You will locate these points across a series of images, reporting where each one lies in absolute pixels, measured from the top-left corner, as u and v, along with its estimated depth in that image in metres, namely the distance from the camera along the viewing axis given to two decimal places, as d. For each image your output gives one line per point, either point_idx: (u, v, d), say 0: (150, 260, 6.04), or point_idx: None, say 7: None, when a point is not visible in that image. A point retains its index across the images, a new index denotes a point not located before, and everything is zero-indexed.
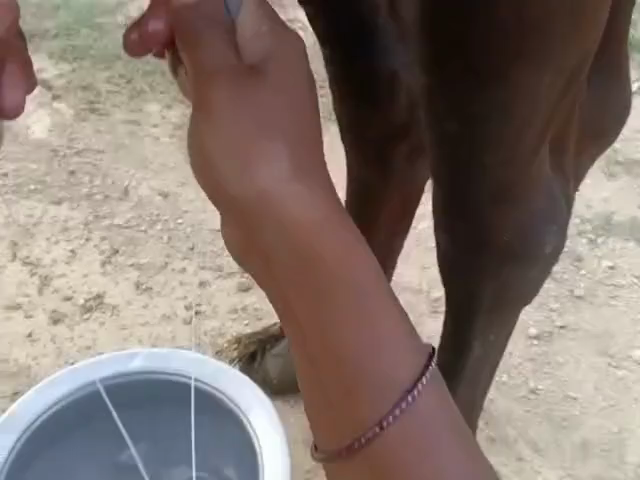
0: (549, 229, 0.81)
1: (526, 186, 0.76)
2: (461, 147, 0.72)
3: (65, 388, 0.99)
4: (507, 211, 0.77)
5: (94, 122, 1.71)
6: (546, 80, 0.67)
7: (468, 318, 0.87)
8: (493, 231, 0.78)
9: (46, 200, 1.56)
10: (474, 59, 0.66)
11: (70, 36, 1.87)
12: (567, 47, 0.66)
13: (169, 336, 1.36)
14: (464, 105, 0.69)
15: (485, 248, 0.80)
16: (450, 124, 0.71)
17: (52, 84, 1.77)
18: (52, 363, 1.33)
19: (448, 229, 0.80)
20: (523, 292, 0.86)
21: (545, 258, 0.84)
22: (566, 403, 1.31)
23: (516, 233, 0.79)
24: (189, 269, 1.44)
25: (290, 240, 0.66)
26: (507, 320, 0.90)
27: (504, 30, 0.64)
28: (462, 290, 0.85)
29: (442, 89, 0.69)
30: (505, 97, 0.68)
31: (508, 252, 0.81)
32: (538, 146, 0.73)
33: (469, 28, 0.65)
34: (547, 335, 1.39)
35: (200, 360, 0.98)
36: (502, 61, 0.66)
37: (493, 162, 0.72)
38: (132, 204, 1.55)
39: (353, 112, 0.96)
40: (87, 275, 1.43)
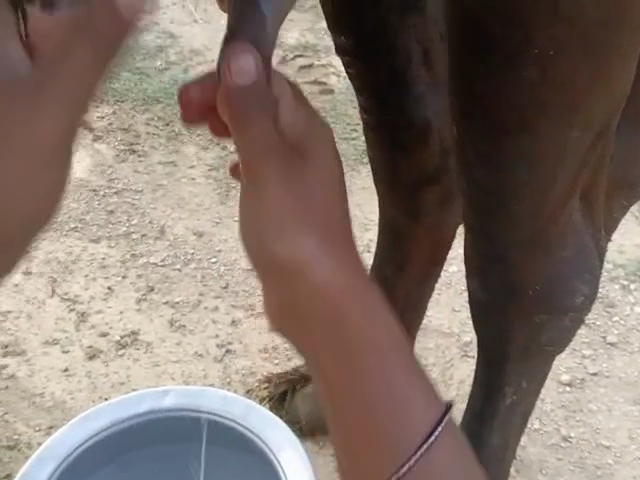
0: (581, 279, 0.82)
1: (556, 235, 0.77)
2: (490, 198, 0.74)
3: (99, 423, 0.99)
4: (538, 261, 0.78)
5: (133, 162, 1.76)
6: (575, 133, 0.69)
7: (500, 364, 0.88)
8: (524, 281, 0.80)
9: (85, 237, 1.61)
10: (502, 114, 0.68)
11: (113, 80, 1.95)
12: (593, 102, 0.67)
13: (201, 374, 1.37)
14: (492, 155, 0.71)
15: (516, 296, 0.81)
16: (480, 174, 0.73)
17: (94, 126, 1.84)
18: (87, 397, 1.36)
19: (480, 277, 0.82)
20: (555, 342, 0.87)
21: (577, 308, 0.84)
22: (599, 452, 1.29)
23: (547, 282, 0.80)
24: (221, 308, 1.47)
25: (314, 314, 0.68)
26: (539, 369, 0.90)
27: (529, 86, 0.66)
28: (494, 336, 0.86)
29: (472, 138, 0.72)
30: (532, 148, 0.69)
31: (539, 300, 0.82)
32: (566, 198, 0.75)
33: (499, 85, 0.66)
34: (579, 382, 1.37)
35: (234, 399, 0.99)
36: (530, 119, 0.67)
37: (521, 210, 0.74)
38: (168, 243, 1.59)
39: (387, 158, 0.99)
40: (123, 312, 1.46)
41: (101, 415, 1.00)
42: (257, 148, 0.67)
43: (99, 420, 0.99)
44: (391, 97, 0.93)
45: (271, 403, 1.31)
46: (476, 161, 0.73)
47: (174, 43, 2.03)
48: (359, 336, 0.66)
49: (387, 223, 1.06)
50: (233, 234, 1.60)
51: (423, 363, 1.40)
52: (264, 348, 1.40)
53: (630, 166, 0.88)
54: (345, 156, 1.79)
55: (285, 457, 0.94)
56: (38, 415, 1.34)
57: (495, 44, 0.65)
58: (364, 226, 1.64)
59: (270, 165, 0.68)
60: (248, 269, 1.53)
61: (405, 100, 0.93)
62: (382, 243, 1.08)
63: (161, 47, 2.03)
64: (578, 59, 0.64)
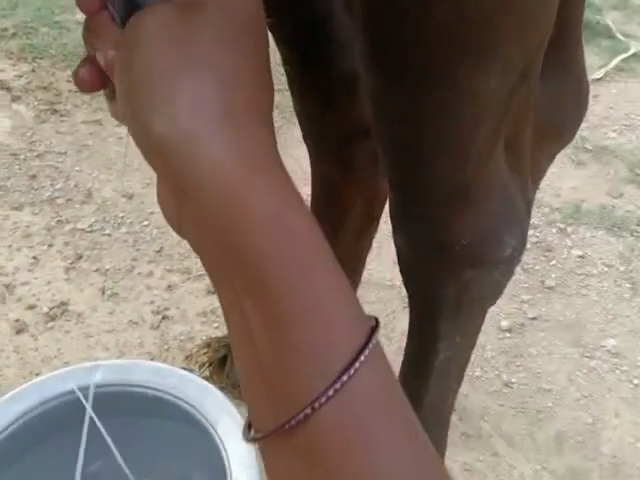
0: (509, 231, 0.79)
1: (482, 187, 0.74)
2: (409, 152, 0.70)
3: (29, 402, 0.94)
4: (463, 217, 0.75)
5: (54, 123, 1.66)
6: (492, 80, 0.65)
7: (432, 319, 0.86)
8: (450, 235, 0.76)
9: (6, 206, 1.51)
10: (415, 57, 0.63)
11: (29, 34, 1.83)
12: (510, 46, 0.64)
13: (137, 342, 1.32)
14: (409, 105, 0.66)
15: (443, 250, 0.78)
16: (398, 126, 0.69)
17: (11, 85, 1.73)
18: (16, 374, 1.29)
19: (407, 232, 0.78)
20: (486, 296, 0.85)
21: (506, 261, 0.82)
22: (539, 395, 1.31)
23: (474, 237, 0.77)
24: (155, 273, 1.41)
25: (223, 198, 0.49)
26: (471, 323, 0.88)
27: (447, 26, 0.61)
28: (424, 292, 0.83)
29: (389, 89, 0.67)
30: (449, 94, 0.65)
31: (467, 255, 0.79)
32: (491, 148, 0.71)
33: (409, 28, 0.62)
34: (519, 327, 1.38)
35: (164, 370, 0.95)
36: (446, 60, 0.63)
37: (443, 166, 0.70)
38: (96, 207, 1.51)
39: (315, 111, 0.94)
40: (51, 282, 1.39)
41: (25, 398, 0.94)
42: (155, 26, 0.51)
43: (23, 402, 0.94)
44: (314, 50, 0.89)
45: (212, 368, 1.26)
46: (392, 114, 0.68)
47: None
48: (268, 224, 0.49)
49: (316, 183, 1.03)
50: None
51: None
52: (202, 312, 1.36)
53: (560, 112, 0.81)
54: (279, 108, 1.73)
55: (224, 429, 0.91)
56: None
57: None
58: (302, 181, 1.60)
59: (162, 33, 0.50)
60: None
61: (328, 52, 0.88)
62: (315, 200, 1.05)
63: None
64: None
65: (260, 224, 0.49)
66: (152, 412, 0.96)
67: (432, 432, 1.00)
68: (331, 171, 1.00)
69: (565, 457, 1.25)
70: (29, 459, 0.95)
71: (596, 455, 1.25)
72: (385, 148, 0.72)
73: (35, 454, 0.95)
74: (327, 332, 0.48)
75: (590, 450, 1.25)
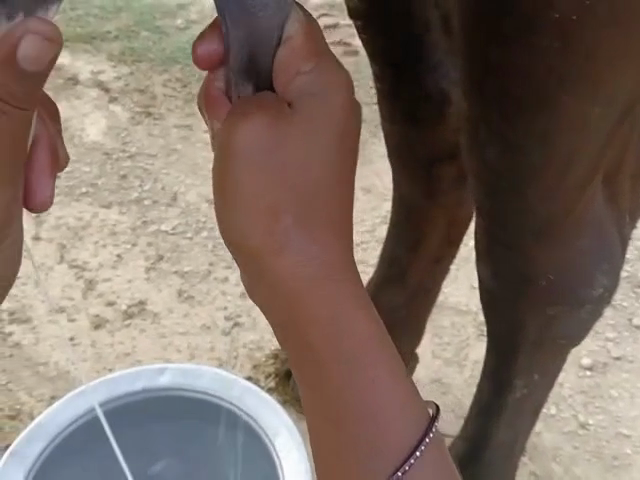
0: (600, 268, 0.75)
1: (575, 220, 0.70)
2: (503, 178, 0.67)
3: (95, 399, 0.96)
4: (554, 250, 0.72)
5: (147, 126, 1.71)
6: (600, 110, 0.60)
7: (511, 351, 0.83)
8: (536, 269, 0.73)
9: (95, 203, 1.57)
10: (513, 87, 0.60)
11: (131, 38, 1.88)
12: (618, 80, 0.58)
13: (208, 347, 1.34)
14: (504, 132, 0.63)
15: (528, 282, 0.75)
16: (492, 151, 0.66)
17: (110, 87, 1.79)
18: (91, 367, 1.33)
19: (493, 260, 0.75)
20: (570, 336, 0.81)
21: (594, 300, 0.78)
22: (617, 440, 1.24)
23: (562, 271, 0.74)
24: (231, 279, 1.43)
25: (293, 305, 0.66)
26: (552, 360, 0.85)
27: (547, 58, 0.57)
28: (504, 323, 0.81)
29: (486, 113, 0.64)
30: (546, 129, 0.61)
31: (553, 290, 0.76)
32: (589, 181, 0.67)
33: (509, 58, 0.58)
34: (601, 366, 1.31)
35: (228, 379, 0.95)
36: (546, 92, 0.59)
37: (534, 195, 0.66)
38: (180, 211, 1.55)
39: (402, 130, 0.93)
40: (132, 281, 1.43)
41: (93, 393, 0.96)
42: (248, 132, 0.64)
43: (90, 396, 0.96)
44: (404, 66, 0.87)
45: (277, 379, 1.29)
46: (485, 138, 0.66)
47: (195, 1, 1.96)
48: (331, 328, 0.66)
49: (400, 206, 1.01)
50: None
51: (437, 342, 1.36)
52: None
53: None
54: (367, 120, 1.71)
55: (282, 442, 0.90)
56: (42, 383, 1.31)
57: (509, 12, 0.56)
58: (383, 198, 1.58)
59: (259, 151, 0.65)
60: None
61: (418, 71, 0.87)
62: (394, 219, 1.03)
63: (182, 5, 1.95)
64: (600, 23, 0.54)
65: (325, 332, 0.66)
66: (214, 419, 0.96)
67: (500, 465, 0.99)
68: (415, 190, 0.98)
69: None
70: (95, 455, 0.97)
71: None
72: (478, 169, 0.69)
73: (101, 448, 0.97)
74: (377, 410, 0.67)
75: None
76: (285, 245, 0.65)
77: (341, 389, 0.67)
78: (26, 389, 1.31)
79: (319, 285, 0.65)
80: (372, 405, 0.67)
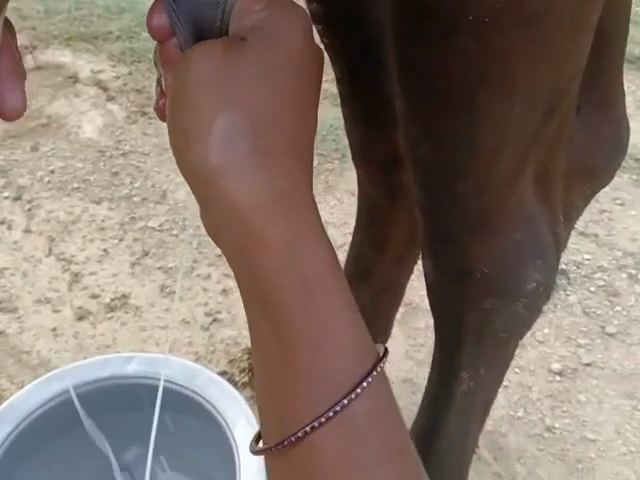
0: (531, 261, 0.78)
1: (507, 215, 0.72)
2: (433, 175, 0.69)
3: (62, 384, 0.99)
4: (485, 244, 0.74)
5: (142, 125, 1.75)
6: (519, 109, 0.63)
7: (456, 347, 0.84)
8: (473, 259, 0.75)
9: (87, 198, 1.61)
10: (436, 85, 0.62)
11: (132, 39, 1.93)
12: (536, 74, 0.61)
13: (186, 341, 1.38)
14: (433, 132, 0.66)
15: (467, 275, 0.77)
16: (422, 150, 0.68)
17: (108, 85, 1.83)
18: (72, 357, 1.37)
19: (432, 254, 0.77)
20: (512, 328, 0.83)
21: (530, 292, 0.80)
22: (582, 444, 1.26)
23: (497, 264, 0.76)
24: (213, 276, 1.47)
25: (245, 241, 0.61)
26: (499, 357, 0.86)
27: (463, 56, 0.59)
28: (448, 320, 0.82)
29: (416, 112, 0.65)
30: (473, 125, 0.64)
31: (491, 283, 0.77)
32: (517, 173, 0.69)
33: (435, 57, 0.60)
34: (571, 371, 1.33)
35: (192, 369, 0.99)
36: (469, 87, 0.61)
37: (464, 190, 0.69)
38: (168, 208, 1.58)
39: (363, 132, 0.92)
40: (116, 275, 1.47)
41: (60, 380, 0.99)
42: (205, 68, 0.62)
43: (58, 382, 0.99)
44: (362, 62, 0.84)
45: (251, 375, 1.32)
46: (418, 137, 0.67)
47: None
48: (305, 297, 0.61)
49: (366, 209, 1.03)
50: None
51: (411, 344, 1.38)
52: None
53: (594, 146, 0.79)
54: None
55: (239, 434, 0.93)
56: (24, 371, 1.35)
57: (432, 12, 0.58)
58: None
59: (214, 73, 0.62)
60: None
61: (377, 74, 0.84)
62: (361, 220, 1.04)
63: None
64: (513, 20, 0.57)
65: (288, 312, 0.61)
66: (177, 407, 1.00)
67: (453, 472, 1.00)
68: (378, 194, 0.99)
69: None
70: (64, 440, 1.01)
71: None
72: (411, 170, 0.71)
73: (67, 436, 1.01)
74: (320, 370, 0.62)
75: None
76: (243, 177, 0.60)
77: (300, 376, 0.62)
78: (7, 376, 1.34)
79: (295, 239, 0.61)
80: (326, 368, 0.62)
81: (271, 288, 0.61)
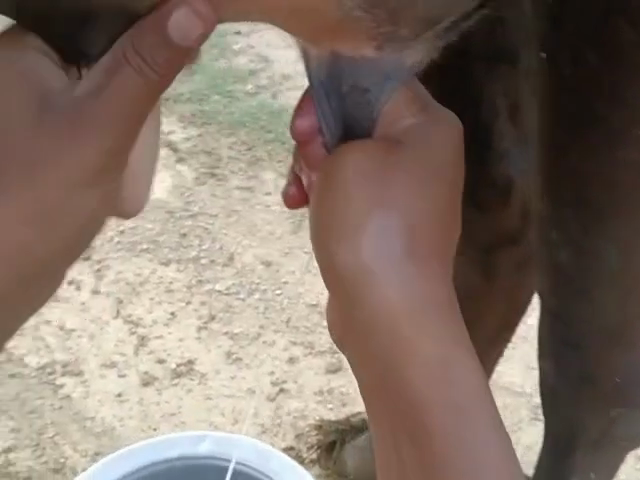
0: None
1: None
2: (571, 278, 0.69)
3: (132, 463, 0.96)
4: (623, 357, 0.71)
5: (211, 186, 1.75)
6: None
7: (570, 450, 0.82)
8: (605, 372, 0.73)
9: (155, 259, 1.59)
10: (582, 185, 0.64)
11: (202, 100, 1.92)
12: None
13: (252, 412, 1.34)
14: (578, 233, 0.66)
15: (596, 384, 0.74)
16: (562, 250, 0.68)
17: (178, 147, 1.83)
18: (136, 426, 1.35)
19: (557, 360, 0.75)
20: (633, 438, 0.81)
21: None
22: None
23: (630, 376, 0.73)
24: (279, 343, 1.44)
25: (395, 340, 0.73)
26: (611, 461, 0.84)
27: (632, 166, 0.61)
28: (567, 425, 0.80)
29: (559, 211, 0.66)
30: (621, 227, 0.64)
31: (621, 393, 0.75)
32: None
33: (588, 156, 0.62)
34: None
35: (265, 452, 0.96)
36: (626, 188, 0.62)
37: (606, 296, 0.68)
38: (235, 271, 1.57)
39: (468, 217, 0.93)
40: (182, 340, 1.45)
41: (129, 457, 0.96)
42: (359, 165, 0.75)
43: (128, 460, 0.96)
44: None
45: (320, 452, 1.30)
46: (558, 238, 0.68)
47: (265, 67, 1.96)
48: (429, 324, 0.73)
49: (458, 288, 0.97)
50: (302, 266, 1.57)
51: None
52: (318, 391, 1.37)
53: None
54: None
55: None
56: (87, 439, 1.33)
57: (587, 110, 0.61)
58: None
59: (362, 174, 0.76)
60: (312, 304, 1.50)
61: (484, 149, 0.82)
62: None
63: (253, 70, 1.97)
64: None
65: (418, 361, 0.72)
66: None
67: None
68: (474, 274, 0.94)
69: None
70: None
71: None
72: (546, 270, 0.71)
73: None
74: (461, 399, 0.71)
75: None
76: (373, 229, 0.75)
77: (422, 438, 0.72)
78: (71, 443, 1.32)
79: (431, 295, 0.73)
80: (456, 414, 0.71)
81: (400, 354, 0.73)
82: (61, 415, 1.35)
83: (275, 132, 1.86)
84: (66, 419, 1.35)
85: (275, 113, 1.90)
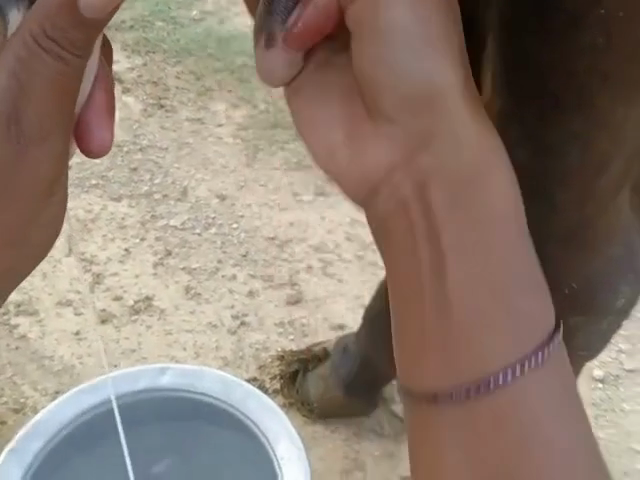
0: (622, 281, 0.77)
1: (603, 230, 0.71)
2: (528, 180, 0.70)
3: (95, 398, 0.95)
4: (576, 260, 0.73)
5: (160, 118, 1.68)
6: (633, 115, 0.64)
7: None
8: (559, 276, 0.75)
9: (105, 196, 1.54)
10: (547, 82, 0.64)
11: (145, 28, 1.82)
12: None
13: (213, 345, 1.34)
14: (535, 133, 0.66)
15: (548, 290, 0.76)
16: (519, 152, 0.69)
17: (123, 77, 1.74)
18: (96, 363, 1.33)
19: None
20: (587, 347, 0.86)
21: (616, 313, 0.81)
22: (627, 456, 1.21)
23: (582, 282, 0.75)
24: (239, 277, 1.42)
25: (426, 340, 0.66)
26: (564, 372, 0.88)
27: (589, 53, 0.62)
28: None
29: (517, 112, 0.67)
30: (581, 125, 0.65)
31: (573, 298, 0.77)
32: (618, 187, 0.69)
33: (553, 54, 0.63)
34: (613, 378, 1.28)
35: (228, 381, 0.94)
36: (591, 85, 0.63)
37: (562, 200, 0.68)
38: (189, 206, 1.53)
39: None
40: (139, 276, 1.42)
41: (92, 393, 0.95)
42: (381, 43, 0.70)
43: (89, 395, 0.95)
44: None
45: (284, 382, 1.30)
46: (517, 138, 0.68)
47: None
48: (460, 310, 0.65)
49: None
50: (258, 199, 1.54)
51: None
52: (279, 323, 1.36)
53: None
54: None
55: (281, 452, 0.89)
56: (46, 378, 1.31)
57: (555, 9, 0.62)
58: None
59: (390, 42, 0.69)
60: (270, 237, 1.48)
61: None
62: None
63: None
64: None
65: (491, 350, 0.64)
66: (204, 419, 0.96)
67: None
68: None
69: None
70: (94, 454, 0.97)
71: None
72: None
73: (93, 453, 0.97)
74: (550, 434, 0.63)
75: None
76: (375, 154, 0.73)
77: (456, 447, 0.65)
78: (30, 383, 1.30)
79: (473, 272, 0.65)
80: (535, 436, 0.63)
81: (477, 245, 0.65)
82: (18, 356, 1.33)
83: (224, 61, 1.76)
84: (23, 360, 1.33)
85: (224, 41, 1.80)
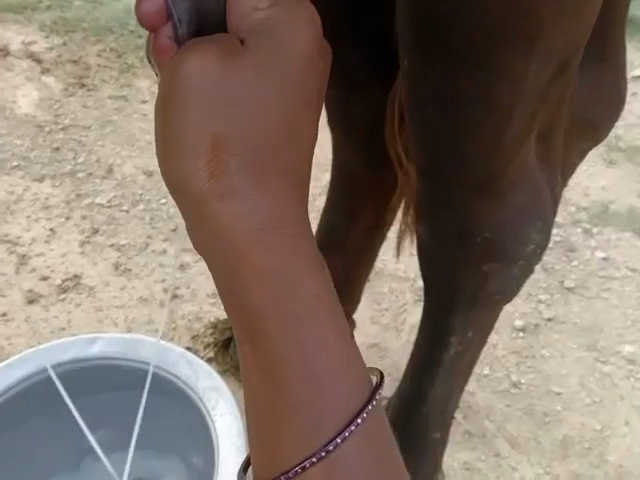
0: (534, 223, 0.79)
1: (511, 177, 0.74)
2: (441, 138, 0.69)
3: (24, 372, 0.94)
4: (488, 205, 0.75)
5: (81, 97, 1.65)
6: (533, 69, 0.64)
7: (448, 310, 0.85)
8: (473, 224, 0.76)
9: (28, 177, 1.51)
10: (452, 41, 0.63)
11: (64, 8, 1.79)
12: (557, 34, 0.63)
13: (146, 319, 1.34)
14: (445, 91, 0.66)
15: (465, 239, 0.77)
16: (431, 111, 0.68)
17: (42, 58, 1.70)
18: (25, 343, 1.31)
19: (429, 220, 0.77)
20: (505, 291, 0.85)
21: (527, 256, 0.82)
22: (548, 398, 1.28)
23: (495, 229, 0.77)
24: (169, 251, 1.42)
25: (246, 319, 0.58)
26: (487, 318, 0.89)
27: (488, 12, 0.60)
28: (441, 284, 0.83)
29: (425, 71, 0.66)
30: (487, 82, 0.64)
31: (491, 245, 0.78)
32: (524, 137, 0.71)
33: (453, 14, 0.61)
34: (533, 327, 1.34)
35: (161, 348, 0.94)
36: (493, 41, 0.62)
37: (473, 154, 0.69)
38: (116, 183, 1.51)
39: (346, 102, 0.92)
40: (66, 254, 1.41)
41: (21, 367, 0.94)
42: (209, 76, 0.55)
43: (18, 369, 0.94)
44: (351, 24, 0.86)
45: (217, 349, 1.30)
46: (428, 96, 0.67)
47: None
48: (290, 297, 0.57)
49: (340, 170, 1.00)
50: None
51: (375, 309, 1.36)
52: (212, 294, 1.37)
53: (596, 106, 0.81)
54: None
55: (218, 409, 0.89)
56: None
57: None
58: (323, 168, 1.51)
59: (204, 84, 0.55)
60: None
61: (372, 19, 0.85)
62: (333, 186, 1.02)
63: None
64: None
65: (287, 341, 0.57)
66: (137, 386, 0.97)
67: (436, 428, 1.01)
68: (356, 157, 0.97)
69: (569, 463, 1.22)
70: (29, 426, 0.97)
71: (601, 463, 1.22)
72: (416, 132, 0.71)
73: (27, 427, 0.97)
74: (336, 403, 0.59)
75: (596, 458, 1.22)
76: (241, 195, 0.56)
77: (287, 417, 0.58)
78: None
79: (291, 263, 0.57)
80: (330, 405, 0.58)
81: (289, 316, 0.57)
82: None
83: None
84: None
85: None
